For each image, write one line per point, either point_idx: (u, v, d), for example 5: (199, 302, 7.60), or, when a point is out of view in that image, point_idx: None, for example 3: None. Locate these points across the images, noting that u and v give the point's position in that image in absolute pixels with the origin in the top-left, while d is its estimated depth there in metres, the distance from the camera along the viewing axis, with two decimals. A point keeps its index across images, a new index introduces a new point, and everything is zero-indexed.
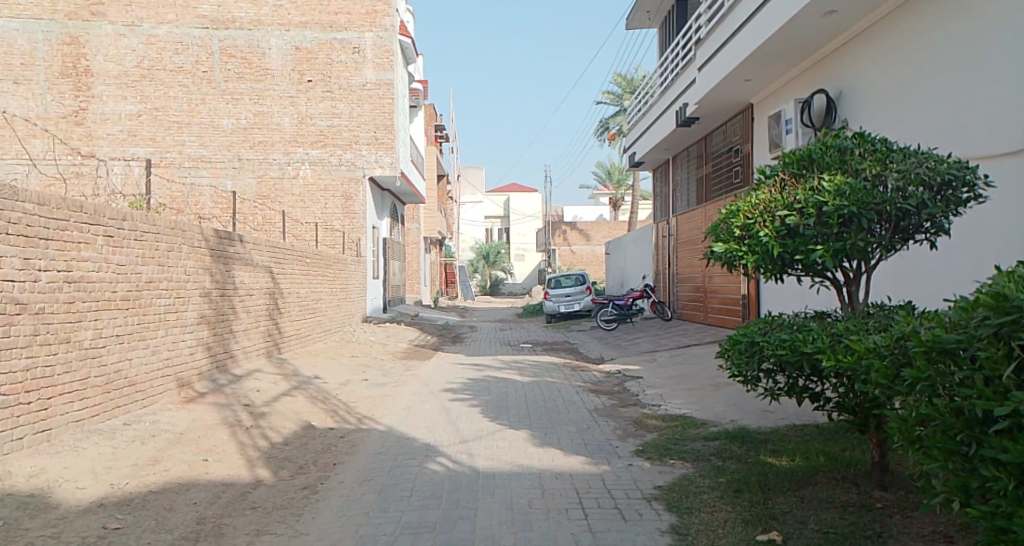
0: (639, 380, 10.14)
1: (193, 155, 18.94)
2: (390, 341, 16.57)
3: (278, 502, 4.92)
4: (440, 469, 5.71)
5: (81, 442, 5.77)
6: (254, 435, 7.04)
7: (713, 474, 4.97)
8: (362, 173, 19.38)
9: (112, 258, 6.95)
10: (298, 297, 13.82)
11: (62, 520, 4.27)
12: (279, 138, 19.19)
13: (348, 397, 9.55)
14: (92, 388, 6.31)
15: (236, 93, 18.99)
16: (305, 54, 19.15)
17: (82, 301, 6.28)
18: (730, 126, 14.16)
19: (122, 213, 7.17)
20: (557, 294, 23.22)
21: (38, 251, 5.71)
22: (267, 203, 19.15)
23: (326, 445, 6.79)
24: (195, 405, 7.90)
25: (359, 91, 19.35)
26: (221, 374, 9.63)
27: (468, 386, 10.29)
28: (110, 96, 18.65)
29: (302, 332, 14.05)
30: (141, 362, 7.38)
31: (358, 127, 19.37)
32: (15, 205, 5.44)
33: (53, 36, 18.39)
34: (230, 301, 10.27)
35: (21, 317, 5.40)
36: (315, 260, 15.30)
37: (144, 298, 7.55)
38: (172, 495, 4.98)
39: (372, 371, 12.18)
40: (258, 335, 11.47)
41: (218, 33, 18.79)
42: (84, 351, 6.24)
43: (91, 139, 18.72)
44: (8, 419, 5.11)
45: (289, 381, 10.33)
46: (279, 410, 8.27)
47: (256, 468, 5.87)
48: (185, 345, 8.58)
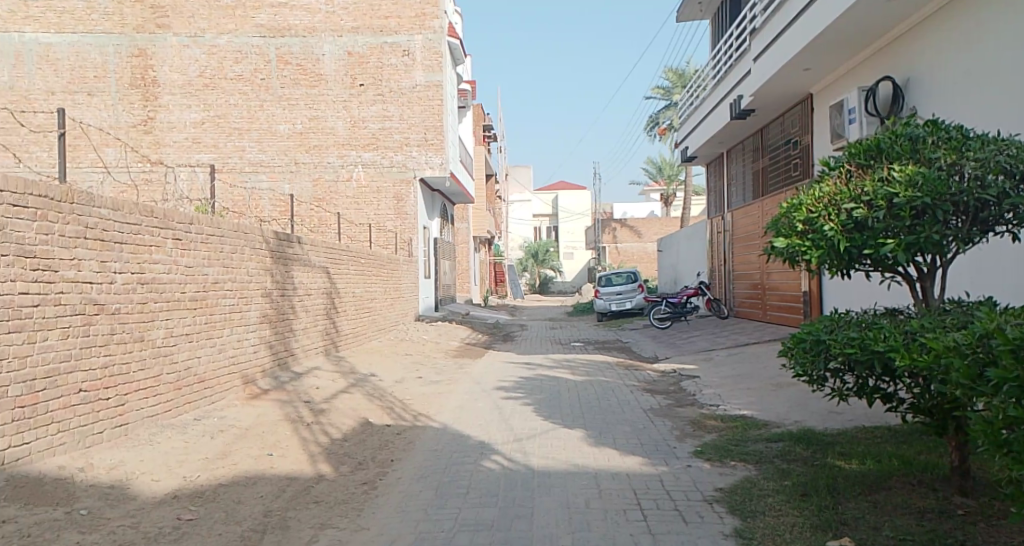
0: (696, 380, 9.95)
1: (253, 160, 19.58)
2: (443, 340, 16.77)
3: (340, 497, 5.04)
4: (496, 468, 5.74)
5: (156, 436, 6.06)
6: (315, 431, 7.23)
7: (777, 477, 4.82)
8: (413, 174, 19.70)
9: (181, 261, 7.25)
10: (353, 296, 14.13)
11: (140, 511, 4.48)
12: (333, 141, 19.69)
13: (403, 395, 9.72)
14: (164, 385, 6.62)
15: (292, 99, 19.55)
16: (357, 59, 19.58)
17: (154, 301, 6.59)
18: (788, 118, 13.73)
19: (188, 217, 7.47)
20: (608, 293, 22.96)
21: (114, 254, 6.01)
22: (322, 206, 19.63)
23: (383, 441, 6.91)
24: (259, 402, 8.18)
25: (409, 93, 19.67)
26: (282, 371, 9.96)
27: (520, 385, 10.31)
28: (176, 105, 19.38)
29: (358, 330, 14.39)
30: (209, 360, 7.68)
31: (409, 129, 19.73)
32: (92, 210, 5.73)
33: (123, 48, 19.11)
34: (290, 301, 10.56)
35: (100, 317, 5.70)
36: (370, 260, 15.62)
37: (211, 298, 7.86)
38: (241, 488, 5.17)
39: (426, 369, 12.32)
40: (316, 334, 11.76)
41: (275, 41, 19.36)
42: (156, 349, 6.56)
43: (158, 146, 19.47)
44: (89, 414, 5.42)
45: (346, 378, 10.59)
46: (338, 407, 8.46)
47: (318, 463, 6.04)
48: (249, 344, 8.89)
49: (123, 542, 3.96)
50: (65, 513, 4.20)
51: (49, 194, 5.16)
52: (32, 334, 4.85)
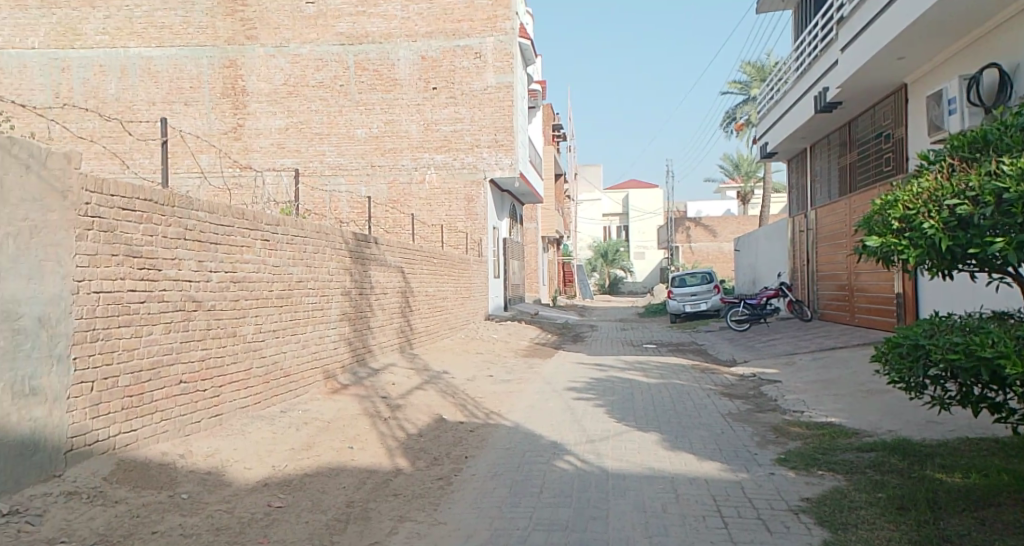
0: (777, 384, 9.58)
1: (332, 163, 20.29)
2: (513, 339, 16.87)
3: (418, 491, 5.15)
4: (570, 468, 5.72)
5: (248, 427, 6.41)
6: (392, 426, 7.42)
7: (870, 488, 4.58)
8: (483, 175, 19.96)
9: (269, 260, 7.61)
10: (426, 295, 14.42)
11: (234, 497, 4.73)
12: (407, 144, 20.16)
13: (476, 393, 9.84)
14: (254, 378, 7.00)
15: (369, 103, 20.16)
16: (430, 63, 19.97)
17: (245, 299, 6.96)
18: (879, 109, 13.00)
19: (275, 219, 7.82)
20: (682, 293, 22.42)
21: (210, 254, 6.38)
22: (397, 207, 20.12)
23: (457, 438, 7.02)
24: (339, 396, 8.49)
25: (481, 95, 19.93)
26: (360, 367, 10.29)
27: (591, 386, 10.23)
28: (263, 113, 20.33)
29: (431, 329, 14.67)
30: (294, 354, 8.05)
31: (480, 131, 19.99)
32: (191, 213, 6.10)
33: (215, 60, 20.14)
34: (367, 300, 10.88)
35: (198, 313, 6.08)
36: (442, 261, 15.92)
37: (296, 296, 8.21)
38: (325, 478, 5.38)
39: (497, 368, 12.42)
40: (392, 332, 12.09)
41: (353, 48, 20.03)
42: (247, 343, 6.93)
43: (246, 152, 20.44)
44: (188, 404, 5.80)
45: (421, 375, 10.81)
46: (413, 403, 8.66)
47: (395, 457, 6.20)
48: (330, 340, 9.24)
49: (220, 525, 4.21)
50: (169, 497, 4.50)
51: (152, 198, 5.51)
52: (138, 328, 5.23)
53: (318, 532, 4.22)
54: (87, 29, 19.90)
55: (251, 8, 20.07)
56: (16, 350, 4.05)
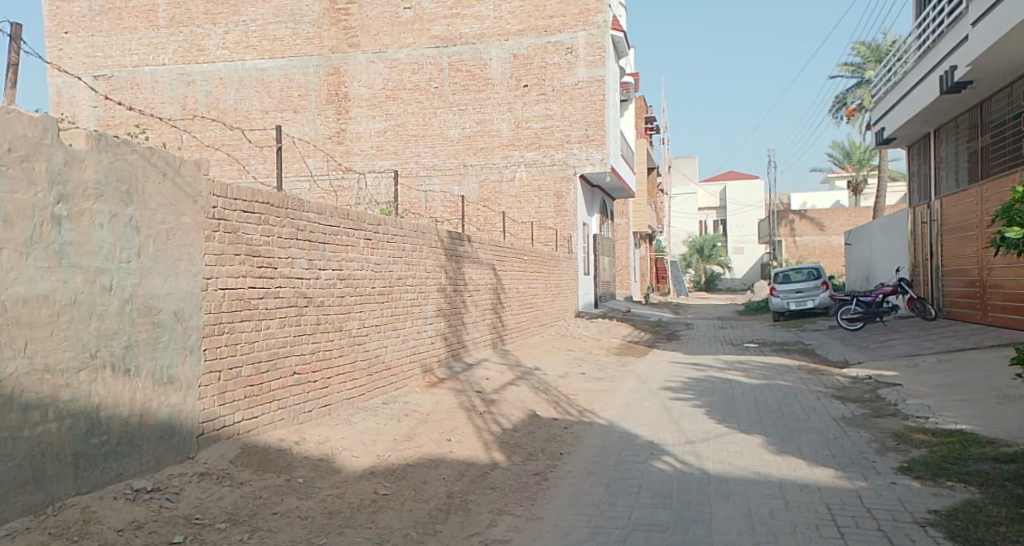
0: (897, 388, 8.92)
1: (427, 164, 20.85)
2: (606, 337, 16.70)
3: (515, 485, 5.21)
4: (668, 468, 5.60)
5: (354, 417, 6.75)
6: (488, 420, 7.55)
7: (1010, 504, 4.17)
8: (574, 171, 19.89)
9: (372, 258, 7.94)
10: (518, 292, 14.54)
11: (344, 483, 4.99)
12: (498, 142, 20.39)
13: (569, 390, 9.83)
14: (358, 370, 7.34)
15: (462, 104, 20.56)
16: (522, 61, 20.11)
17: (351, 295, 7.30)
18: (1018, 87, 11.78)
19: (377, 219, 8.13)
20: (786, 290, 21.35)
21: (320, 253, 6.73)
22: (488, 205, 20.40)
23: (552, 434, 7.03)
24: (436, 390, 8.75)
25: (572, 90, 19.85)
26: (455, 362, 10.55)
27: (688, 386, 9.95)
28: (363, 117, 21.18)
29: (522, 325, 14.80)
30: (395, 349, 8.36)
31: (571, 126, 19.90)
32: (302, 214, 6.46)
33: (321, 68, 21.19)
34: (461, 297, 11.11)
35: (309, 309, 6.44)
36: (533, 258, 15.99)
37: (396, 293, 8.51)
38: (426, 469, 5.55)
39: (590, 366, 12.35)
40: (484, 328, 12.29)
41: (447, 50, 20.51)
42: (352, 338, 7.27)
43: (348, 155, 21.33)
44: (301, 395, 6.18)
45: (513, 371, 10.94)
46: (507, 399, 8.77)
47: (492, 451, 6.30)
48: (427, 335, 9.53)
49: (333, 509, 4.45)
50: (287, 480, 4.80)
51: (269, 201, 5.87)
52: (258, 323, 5.61)
53: (421, 520, 4.36)
54: (209, 44, 21.40)
55: (353, 17, 20.98)
56: (156, 341, 4.46)
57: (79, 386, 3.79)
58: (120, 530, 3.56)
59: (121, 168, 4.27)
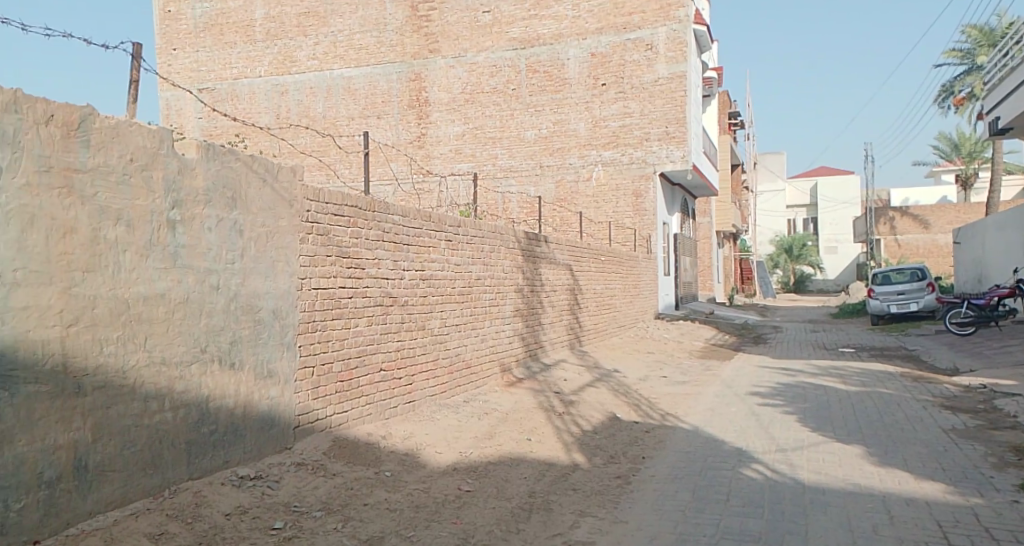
0: (1015, 399, 8.20)
1: (504, 165, 21.02)
2: (686, 340, 16.28)
3: (597, 487, 5.16)
4: (758, 477, 5.39)
5: (436, 414, 6.91)
6: (567, 421, 7.52)
7: None
8: (653, 169, 19.52)
9: (452, 259, 8.07)
10: (595, 293, 14.41)
11: (430, 478, 5.11)
12: (575, 142, 20.28)
13: (650, 393, 9.65)
14: (440, 368, 7.50)
15: (539, 105, 20.60)
16: (600, 59, 19.93)
17: (432, 295, 7.45)
18: None
19: (457, 220, 8.24)
20: (885, 292, 20.10)
21: (403, 254, 6.91)
22: (564, 206, 20.35)
23: (634, 438, 6.92)
24: (515, 389, 8.81)
25: (652, 87, 19.49)
26: (533, 362, 10.59)
27: (778, 391, 9.55)
28: (443, 121, 21.59)
29: (599, 327, 14.66)
30: (474, 348, 8.49)
31: (650, 124, 19.54)
32: (387, 217, 6.64)
33: (403, 74, 21.79)
34: (538, 297, 11.11)
35: (394, 308, 6.63)
36: (611, 258, 15.80)
37: (475, 293, 8.61)
38: (508, 467, 5.60)
39: (671, 369, 12.07)
40: (561, 329, 12.26)
41: (525, 52, 20.61)
42: (434, 336, 7.43)
43: (428, 159, 21.81)
44: (387, 391, 6.38)
45: (592, 372, 10.86)
46: (587, 400, 8.71)
47: (573, 452, 6.28)
48: (505, 334, 9.61)
49: (419, 503, 4.56)
50: (375, 473, 4.97)
51: (357, 204, 6.07)
52: (347, 321, 5.83)
53: (505, 518, 4.40)
54: (301, 56, 22.44)
55: (434, 23, 21.45)
56: (257, 337, 4.72)
57: (191, 379, 4.08)
58: (227, 515, 3.81)
59: (226, 175, 4.55)
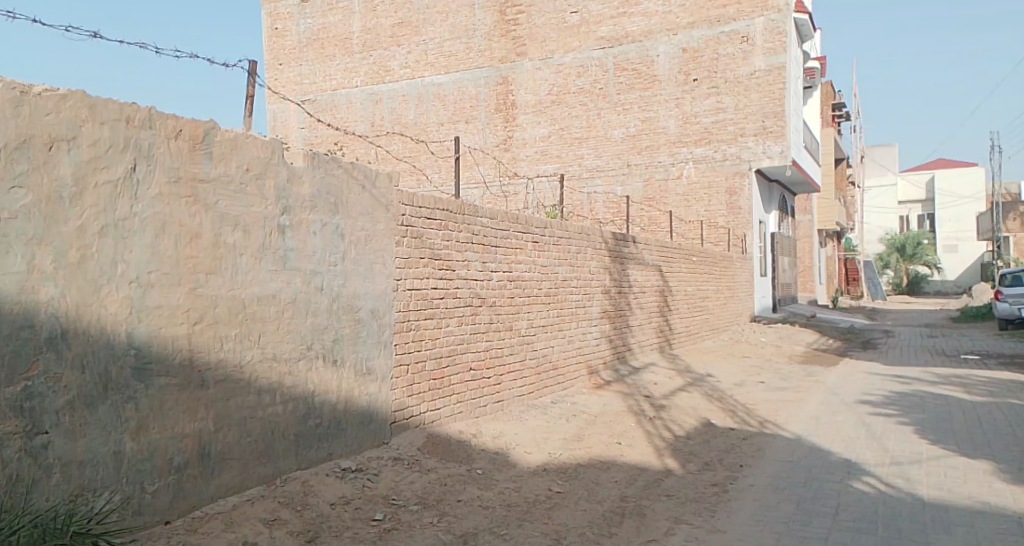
0: None
1: (590, 166, 20.85)
2: (785, 344, 15.49)
3: (692, 494, 5.03)
4: (869, 490, 5.06)
5: (525, 414, 6.97)
6: (659, 426, 7.37)
7: None
8: (748, 165, 18.76)
9: (539, 260, 8.06)
10: (686, 295, 14.01)
11: (520, 477, 5.16)
12: (665, 140, 19.83)
13: (746, 399, 9.27)
14: (527, 369, 7.55)
15: (628, 103, 20.30)
16: (692, 54, 19.40)
17: (519, 296, 7.50)
18: None
19: (544, 221, 8.22)
20: (1015, 295, 18.33)
21: (492, 256, 6.98)
22: (653, 205, 19.91)
23: (731, 445, 6.68)
24: (604, 392, 8.72)
25: (748, 81, 18.77)
26: (621, 365, 10.45)
27: (890, 400, 8.92)
28: (529, 123, 21.70)
29: (691, 329, 14.24)
30: (561, 349, 8.48)
31: (745, 119, 18.81)
32: (476, 219, 6.72)
33: (490, 78, 22.12)
34: (627, 298, 10.93)
35: (482, 309, 6.73)
36: (704, 259, 15.29)
37: (562, 294, 8.58)
38: (598, 470, 5.55)
39: (769, 374, 11.53)
40: (651, 331, 12.02)
41: (613, 50, 20.39)
42: (522, 337, 7.48)
43: (515, 161, 21.98)
44: (476, 390, 6.50)
45: (683, 377, 10.58)
46: (679, 405, 8.49)
47: (665, 458, 6.14)
48: (593, 336, 9.53)
49: (511, 502, 4.61)
50: (468, 470, 5.08)
51: (449, 207, 6.20)
52: (439, 321, 5.99)
53: (597, 521, 4.37)
54: (394, 65, 23.25)
55: (522, 27, 21.62)
56: (357, 336, 4.93)
57: (299, 374, 4.33)
58: (332, 504, 4.02)
59: (330, 181, 4.79)
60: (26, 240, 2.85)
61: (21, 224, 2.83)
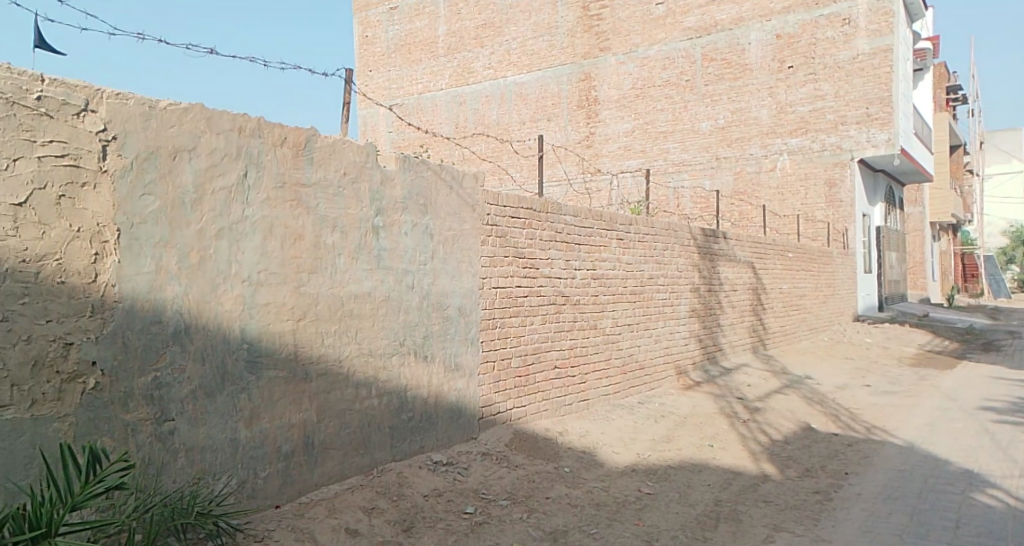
0: None
1: (676, 160, 20.31)
2: (894, 345, 14.47)
3: (792, 501, 4.81)
4: (995, 504, 4.67)
5: (611, 414, 6.91)
6: (754, 429, 7.09)
7: None
8: (850, 155, 17.68)
9: (624, 258, 7.92)
10: (781, 293, 13.38)
11: (609, 477, 5.11)
12: (757, 131, 19.02)
13: (849, 403, 8.75)
14: (613, 368, 7.48)
15: (716, 94, 19.63)
16: (787, 41, 18.53)
17: (603, 295, 7.42)
18: None
19: (629, 218, 8.06)
20: None
21: (575, 254, 6.92)
22: (744, 199, 19.14)
23: (834, 451, 6.33)
24: (693, 393, 8.50)
25: (849, 66, 17.70)
26: (712, 365, 10.14)
27: (1017, 408, 8.16)
28: (613, 118, 21.41)
29: (786, 329, 13.59)
30: (648, 348, 8.33)
31: (846, 106, 17.74)
32: (560, 217, 6.69)
33: (573, 75, 22.02)
34: (717, 297, 10.58)
35: (566, 307, 6.70)
36: (800, 254, 14.54)
37: (647, 292, 8.41)
38: (690, 473, 5.42)
39: (875, 377, 10.82)
40: (742, 331, 11.58)
41: (701, 40, 19.79)
42: (607, 336, 7.41)
43: (597, 157, 21.75)
44: (561, 388, 6.50)
45: (779, 378, 10.13)
46: (775, 408, 8.13)
47: (762, 462, 5.90)
48: (681, 336, 9.29)
49: (600, 501, 4.58)
50: (555, 468, 5.08)
51: (532, 206, 6.21)
52: (523, 319, 6.03)
53: (690, 525, 4.27)
54: (477, 66, 23.59)
55: (606, 21, 21.38)
56: (446, 333, 5.05)
57: (393, 369, 4.48)
58: (426, 496, 4.14)
59: (420, 183, 4.93)
60: (156, 243, 3.13)
61: (151, 229, 3.12)
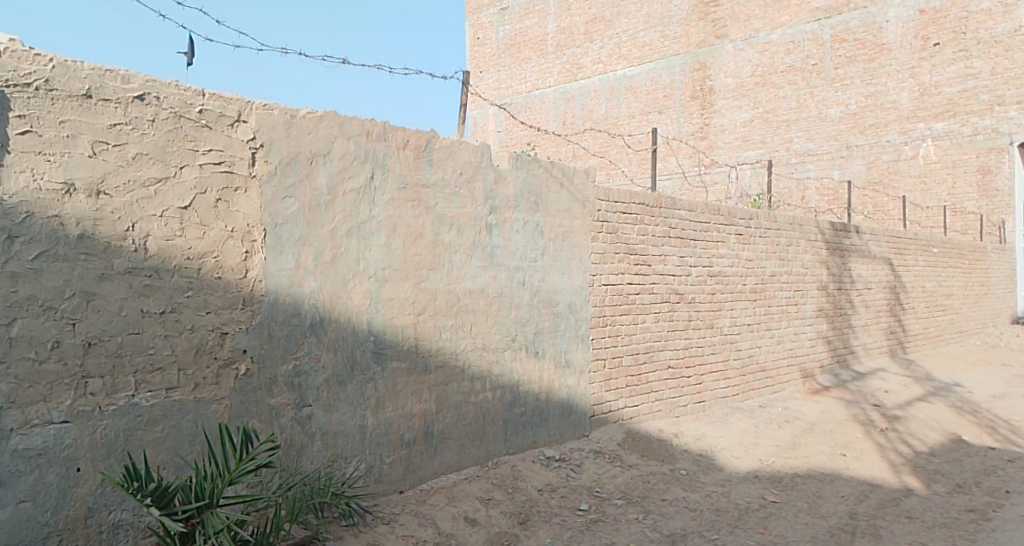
0: None
1: (801, 149, 19.10)
2: None
3: (941, 519, 4.39)
4: None
5: (729, 417, 6.64)
6: (893, 439, 6.53)
7: None
8: (1009, 139, 15.81)
9: (743, 254, 7.56)
10: (923, 292, 12.22)
11: (728, 482, 4.91)
12: (895, 115, 17.49)
13: (1009, 415, 7.84)
14: (731, 370, 7.18)
15: (847, 78, 18.25)
16: (931, 16, 16.91)
17: (721, 292, 7.13)
18: None
19: (749, 212, 7.68)
20: None
21: (690, 250, 6.69)
22: (879, 190, 17.67)
23: (990, 467, 5.70)
24: (821, 398, 7.98)
25: (1008, 39, 15.82)
26: (842, 369, 9.46)
27: None
28: (730, 108, 20.51)
29: (929, 331, 12.40)
30: (769, 350, 7.92)
31: (1005, 84, 15.86)
32: (674, 213, 6.49)
33: (687, 65, 21.33)
34: (848, 295, 9.84)
35: (680, 305, 6.50)
36: (947, 249, 13.20)
37: (769, 290, 7.98)
38: (819, 483, 5.09)
39: None
40: (878, 333, 10.70)
41: (830, 21, 18.49)
42: (724, 335, 7.12)
43: (713, 149, 20.91)
44: (675, 389, 6.33)
45: (921, 385, 9.27)
46: (917, 417, 7.44)
47: (903, 475, 5.43)
48: (807, 337, 8.74)
49: (720, 507, 4.42)
50: (670, 470, 4.96)
51: (645, 201, 6.09)
52: (635, 317, 5.92)
53: (821, 537, 4.02)
54: (587, 61, 23.43)
55: (723, 7, 20.51)
56: (557, 329, 5.06)
57: (506, 364, 4.57)
58: (540, 490, 4.19)
59: (533, 181, 4.97)
60: (295, 242, 3.38)
61: (291, 228, 3.37)
